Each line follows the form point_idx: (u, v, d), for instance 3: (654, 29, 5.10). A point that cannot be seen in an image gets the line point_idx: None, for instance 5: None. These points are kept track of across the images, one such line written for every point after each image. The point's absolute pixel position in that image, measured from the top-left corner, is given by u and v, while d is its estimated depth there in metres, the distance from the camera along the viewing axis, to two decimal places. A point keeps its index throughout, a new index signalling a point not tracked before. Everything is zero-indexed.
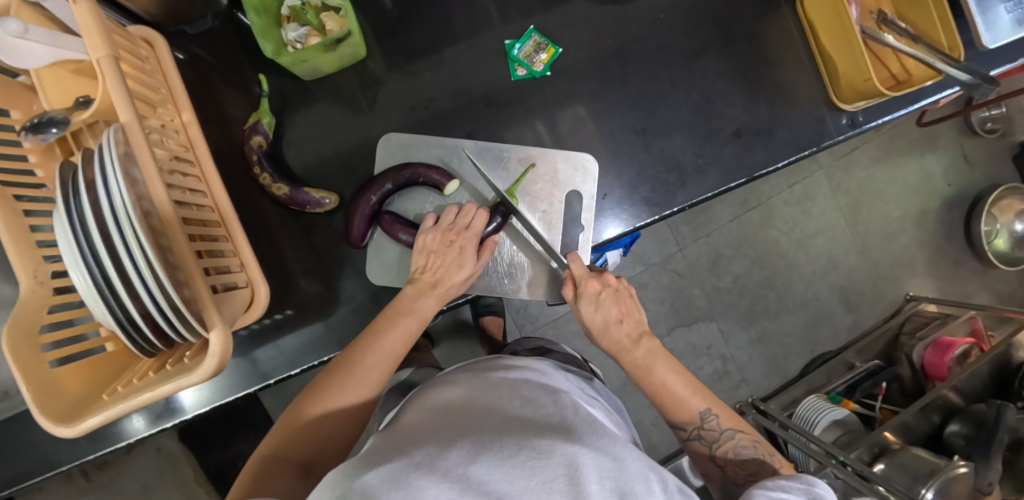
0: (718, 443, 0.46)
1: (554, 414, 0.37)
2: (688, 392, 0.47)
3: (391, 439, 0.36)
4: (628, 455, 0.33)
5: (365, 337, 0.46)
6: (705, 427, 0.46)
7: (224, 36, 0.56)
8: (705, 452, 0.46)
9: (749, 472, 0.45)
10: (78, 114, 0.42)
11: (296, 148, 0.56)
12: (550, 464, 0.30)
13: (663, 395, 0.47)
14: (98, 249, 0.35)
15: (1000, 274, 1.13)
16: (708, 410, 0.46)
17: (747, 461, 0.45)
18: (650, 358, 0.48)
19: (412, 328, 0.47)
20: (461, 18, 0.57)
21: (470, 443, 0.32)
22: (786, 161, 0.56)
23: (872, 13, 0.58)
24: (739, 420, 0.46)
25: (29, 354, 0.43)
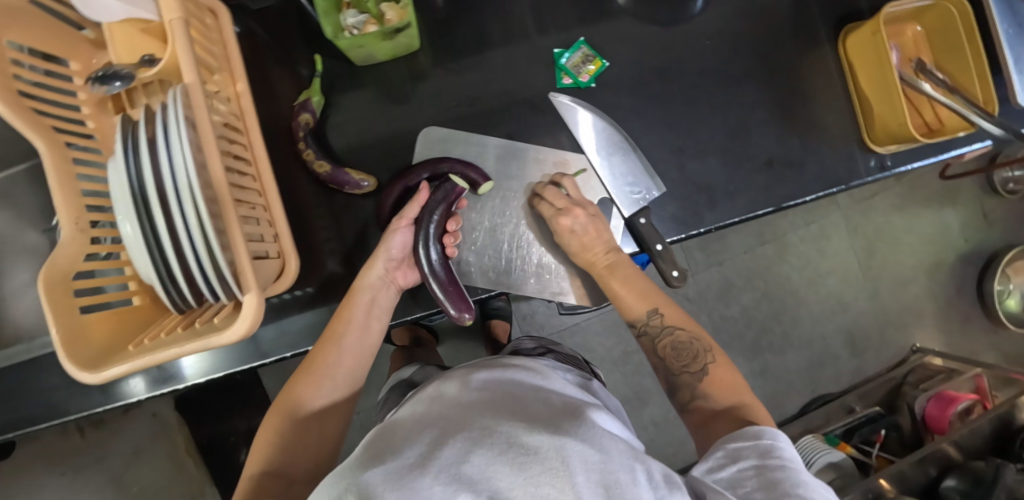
0: (659, 338, 0.50)
1: (545, 410, 0.38)
2: (643, 290, 0.51)
3: (388, 436, 0.37)
4: (616, 446, 0.34)
5: (325, 337, 0.51)
6: (650, 324, 0.50)
7: (283, 15, 0.58)
8: (648, 346, 0.50)
9: (684, 362, 0.48)
10: (144, 71, 0.44)
11: (339, 129, 0.57)
12: (540, 459, 0.30)
13: (617, 300, 0.52)
14: (153, 201, 0.37)
15: (1009, 335, 1.13)
16: (654, 310, 0.51)
17: (683, 353, 0.48)
18: (613, 265, 0.52)
19: (363, 308, 0.52)
20: (513, 22, 0.59)
21: (460, 439, 0.33)
22: (814, 196, 0.57)
23: (911, 61, 0.59)
24: (681, 318, 0.50)
25: (62, 297, 0.44)
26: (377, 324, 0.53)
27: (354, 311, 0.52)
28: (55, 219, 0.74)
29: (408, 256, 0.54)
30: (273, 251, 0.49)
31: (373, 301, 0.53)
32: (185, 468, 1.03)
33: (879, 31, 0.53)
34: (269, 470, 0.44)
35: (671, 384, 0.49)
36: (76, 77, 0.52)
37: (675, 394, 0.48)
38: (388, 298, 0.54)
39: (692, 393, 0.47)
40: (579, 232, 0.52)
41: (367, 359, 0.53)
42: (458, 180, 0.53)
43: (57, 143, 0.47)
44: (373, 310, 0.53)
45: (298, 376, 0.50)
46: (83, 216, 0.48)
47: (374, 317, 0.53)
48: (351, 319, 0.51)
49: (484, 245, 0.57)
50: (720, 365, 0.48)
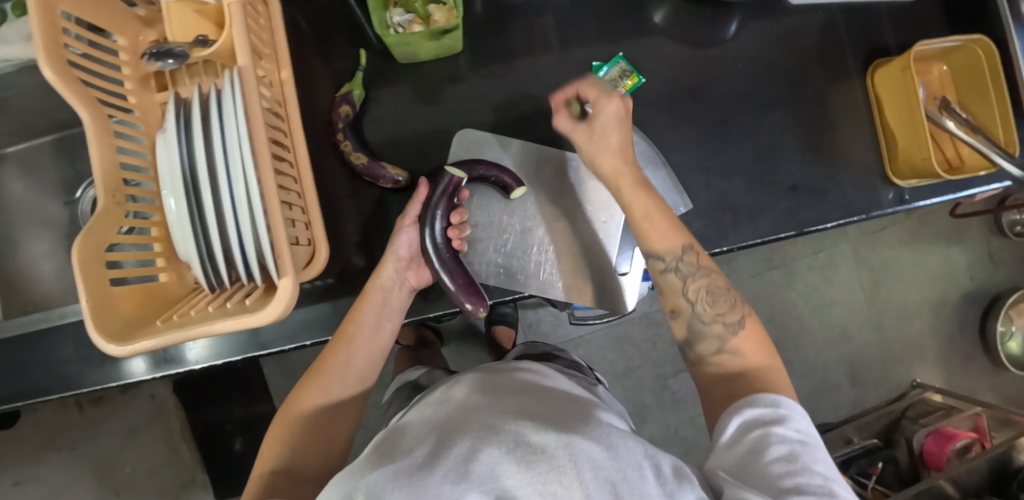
0: (692, 278, 0.48)
1: (551, 410, 0.38)
2: (674, 225, 0.49)
3: (395, 441, 0.37)
4: (624, 443, 0.35)
5: (337, 339, 0.52)
6: (683, 261, 0.48)
7: (329, 8, 0.59)
8: (677, 285, 0.48)
9: (717, 310, 0.47)
10: (198, 51, 0.45)
11: (376, 124, 0.58)
12: (548, 460, 0.31)
13: (646, 223, 0.49)
14: (202, 181, 0.37)
15: (1008, 376, 1.14)
16: (689, 246, 0.49)
17: (716, 300, 0.48)
18: (647, 186, 0.50)
19: (375, 309, 0.52)
20: (553, 32, 0.60)
21: (467, 439, 0.33)
22: (835, 223, 0.58)
23: (936, 99, 0.61)
24: (712, 262, 0.49)
25: (95, 268, 0.44)
26: (389, 325, 0.53)
27: (365, 311, 0.52)
28: (77, 192, 0.74)
29: (416, 255, 0.55)
30: (305, 238, 0.50)
31: (385, 302, 0.53)
32: (179, 452, 1.03)
33: (909, 68, 0.54)
34: (279, 469, 0.45)
35: (696, 330, 0.47)
36: (123, 52, 0.52)
37: (698, 342, 0.47)
38: (400, 298, 0.54)
39: (720, 345, 0.46)
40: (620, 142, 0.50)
41: (378, 359, 0.53)
42: (453, 171, 0.52)
43: (100, 115, 0.47)
44: (385, 310, 0.53)
45: (308, 377, 0.50)
46: (119, 190, 0.48)
47: (386, 319, 0.53)
48: (363, 320, 0.52)
49: (513, 248, 0.57)
50: (749, 326, 0.47)
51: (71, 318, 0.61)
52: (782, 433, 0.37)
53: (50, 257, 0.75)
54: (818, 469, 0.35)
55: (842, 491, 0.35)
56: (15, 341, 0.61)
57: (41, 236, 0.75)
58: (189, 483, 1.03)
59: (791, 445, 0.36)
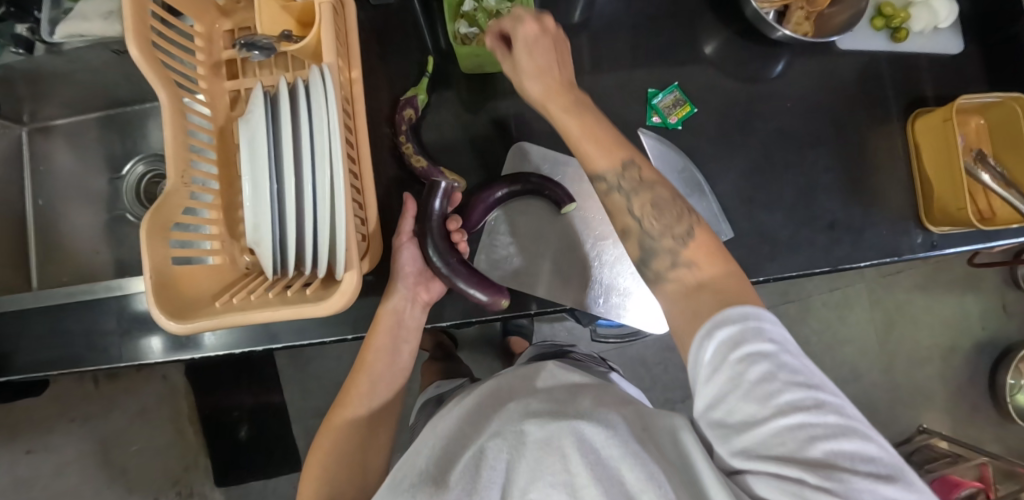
0: (636, 193, 0.45)
1: (563, 400, 0.40)
2: (613, 138, 0.46)
3: (416, 450, 0.40)
4: (624, 416, 0.37)
5: (358, 367, 0.55)
6: (624, 178, 0.45)
7: (399, 14, 0.61)
8: (621, 203, 0.45)
9: (664, 223, 0.43)
10: (284, 46, 0.47)
11: (434, 130, 0.61)
12: (551, 452, 0.34)
13: (583, 138, 0.46)
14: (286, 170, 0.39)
15: (1015, 430, 1.14)
16: (631, 159, 0.46)
17: (663, 213, 0.44)
18: (580, 100, 0.47)
19: (389, 330, 0.54)
20: (611, 57, 0.63)
21: (476, 450, 0.36)
22: (869, 263, 0.60)
23: (972, 150, 0.63)
24: (658, 173, 0.46)
25: (159, 245, 0.46)
26: (408, 346, 0.56)
27: (379, 335, 0.54)
28: (126, 168, 0.76)
29: (424, 270, 0.55)
30: (360, 233, 0.51)
31: (399, 324, 0.55)
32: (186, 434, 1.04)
33: (950, 120, 0.56)
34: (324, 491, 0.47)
35: (648, 249, 0.44)
36: (198, 39, 0.54)
37: (651, 261, 0.43)
38: (416, 317, 0.56)
39: (673, 260, 0.42)
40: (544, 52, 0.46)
41: (397, 379, 0.57)
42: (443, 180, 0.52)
43: (177, 97, 0.49)
44: (400, 330, 0.55)
45: (338, 408, 0.54)
46: (187, 172, 0.50)
47: (403, 341, 0.56)
48: (379, 344, 0.54)
49: (559, 261, 0.59)
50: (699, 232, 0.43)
51: (113, 293, 0.62)
52: (756, 358, 0.33)
53: (91, 230, 0.76)
54: (796, 383, 0.32)
55: (831, 396, 0.32)
56: (57, 310, 0.62)
57: (84, 209, 0.77)
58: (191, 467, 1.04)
59: (773, 365, 0.33)
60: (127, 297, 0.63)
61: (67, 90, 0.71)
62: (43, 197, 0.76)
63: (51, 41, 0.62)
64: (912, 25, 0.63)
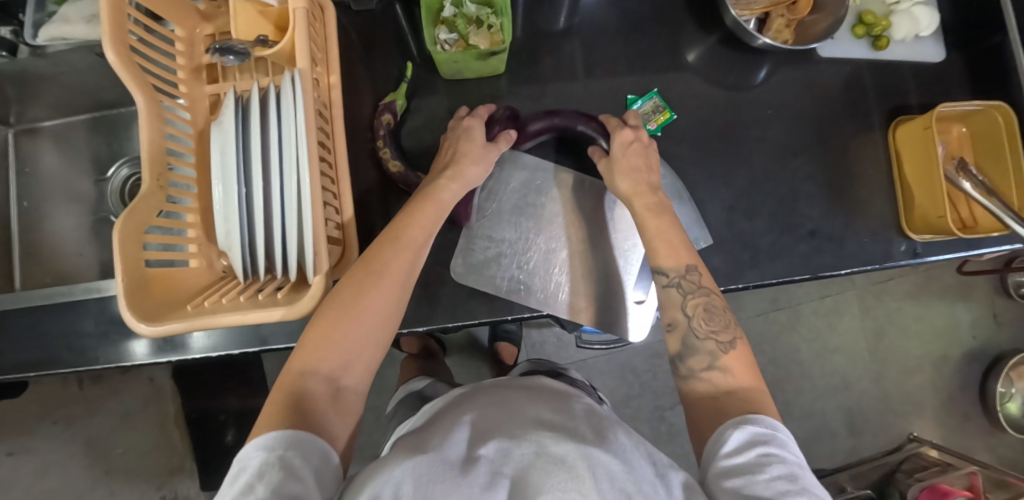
0: (693, 294, 0.49)
1: (570, 420, 0.39)
2: (684, 244, 0.51)
3: (421, 438, 0.38)
4: (635, 457, 0.36)
5: (369, 253, 0.47)
6: (685, 279, 0.49)
7: (381, 20, 0.62)
8: (678, 300, 0.49)
9: (712, 328, 0.47)
10: (258, 50, 0.47)
11: (414, 136, 0.61)
12: (567, 468, 0.32)
13: (659, 239, 0.51)
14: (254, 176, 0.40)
15: (1006, 439, 1.14)
16: (694, 266, 0.50)
17: (713, 317, 0.47)
18: (657, 208, 0.53)
19: (422, 226, 0.49)
20: (592, 63, 0.63)
21: (491, 453, 0.34)
22: (850, 271, 0.59)
23: (954, 159, 0.63)
24: (714, 284, 0.50)
25: (132, 246, 0.46)
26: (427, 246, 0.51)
27: (413, 226, 0.49)
28: (110, 171, 0.76)
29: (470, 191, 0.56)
30: (336, 238, 0.51)
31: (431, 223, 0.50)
32: (170, 438, 1.02)
33: (930, 127, 0.56)
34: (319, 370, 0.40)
35: (689, 345, 0.47)
36: (179, 43, 0.54)
37: (688, 357, 0.47)
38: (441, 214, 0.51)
39: (710, 362, 0.46)
40: (634, 149, 0.55)
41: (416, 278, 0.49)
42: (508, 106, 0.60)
43: (154, 100, 0.49)
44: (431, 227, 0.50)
45: (332, 298, 0.43)
46: (163, 174, 0.50)
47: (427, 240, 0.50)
48: (414, 231, 0.49)
49: (535, 266, 0.58)
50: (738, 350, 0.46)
51: (93, 295, 0.62)
52: (772, 461, 0.36)
53: (75, 232, 0.76)
54: (813, 493, 0.35)
55: None
56: (37, 311, 0.62)
57: (68, 211, 0.77)
58: (177, 470, 1.03)
59: (788, 470, 0.36)
60: (107, 298, 0.62)
61: (52, 92, 0.71)
62: (28, 198, 0.76)
63: (35, 44, 0.63)
64: (893, 33, 0.63)
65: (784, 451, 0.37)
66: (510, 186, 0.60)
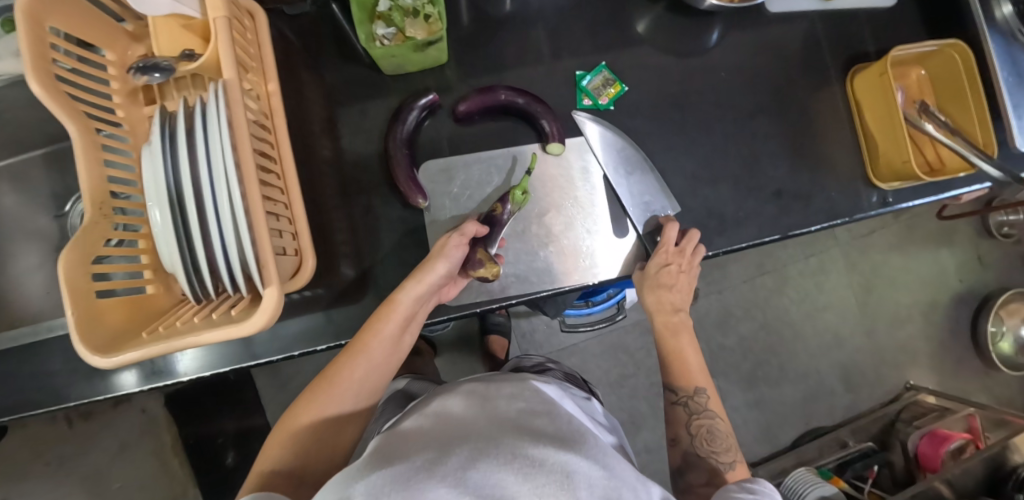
0: (698, 415, 0.56)
1: (547, 424, 0.39)
2: (694, 369, 0.58)
3: (394, 443, 0.37)
4: (617, 463, 0.37)
5: (353, 346, 0.49)
6: (693, 400, 0.57)
7: (317, 22, 0.61)
8: (684, 417, 0.57)
9: (714, 448, 0.55)
10: (184, 65, 0.46)
11: (364, 136, 0.60)
12: (545, 471, 0.32)
13: (676, 361, 0.59)
14: (187, 205, 0.39)
15: (1000, 378, 1.15)
16: (702, 389, 0.57)
17: (716, 439, 0.55)
18: (678, 327, 0.60)
19: (398, 323, 0.50)
20: (538, 44, 0.62)
21: (466, 448, 0.33)
22: (820, 227, 0.59)
23: (915, 102, 0.61)
24: (721, 408, 0.57)
25: (81, 279, 0.44)
26: (408, 337, 0.52)
27: (376, 331, 0.49)
28: (67, 205, 0.74)
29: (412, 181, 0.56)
30: (291, 248, 0.50)
31: (409, 318, 0.51)
32: (170, 466, 0.99)
33: (886, 73, 0.55)
34: (281, 470, 0.46)
35: (690, 460, 0.56)
36: (111, 68, 0.52)
37: (688, 471, 0.56)
38: (425, 311, 0.53)
39: (708, 478, 0.54)
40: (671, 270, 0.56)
41: (390, 369, 0.52)
42: (432, 91, 0.58)
43: (88, 127, 0.47)
44: (408, 323, 0.51)
45: (319, 385, 0.49)
46: (107, 202, 0.48)
47: (406, 331, 0.52)
48: (378, 331, 0.49)
49: (515, 254, 0.57)
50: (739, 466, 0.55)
51: (58, 332, 0.61)
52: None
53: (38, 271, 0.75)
54: None
55: None
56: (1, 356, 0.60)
57: (30, 250, 0.75)
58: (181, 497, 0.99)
59: None
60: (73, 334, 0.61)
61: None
62: None
63: None
64: None
65: None
66: (453, 193, 0.59)
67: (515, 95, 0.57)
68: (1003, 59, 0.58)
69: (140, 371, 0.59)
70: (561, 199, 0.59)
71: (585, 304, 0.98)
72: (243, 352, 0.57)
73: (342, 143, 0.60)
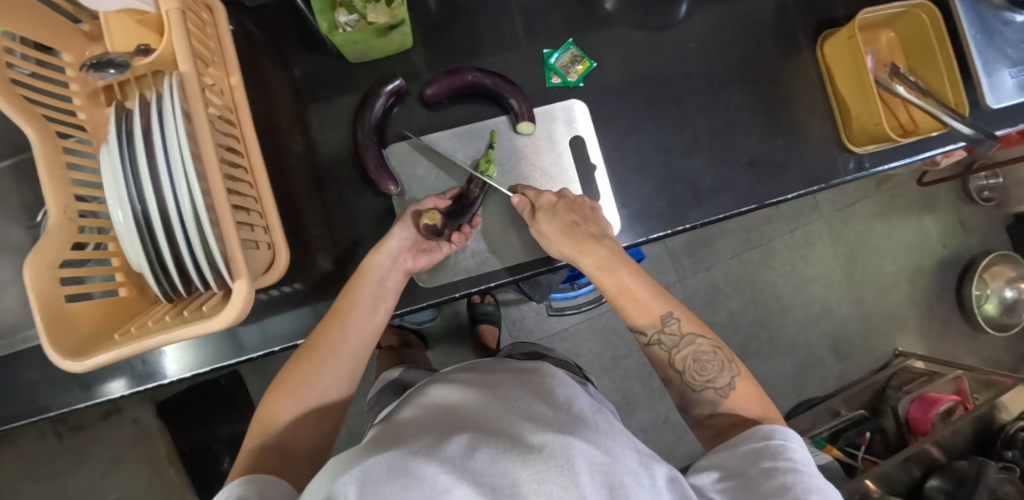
0: (678, 347, 0.50)
1: (550, 409, 0.38)
2: (649, 295, 0.51)
3: (389, 433, 0.36)
4: (622, 450, 0.34)
5: (331, 314, 0.50)
6: (665, 332, 0.50)
7: (279, 14, 0.60)
8: (665, 356, 0.51)
9: (707, 377, 0.49)
10: (139, 61, 0.46)
11: (334, 127, 0.60)
12: (544, 458, 0.30)
13: (628, 299, 0.51)
14: (150, 204, 0.38)
15: (987, 340, 1.17)
16: (670, 314, 0.50)
17: (705, 364, 0.49)
18: (613, 260, 0.51)
19: (372, 289, 0.51)
20: (505, 22, 0.61)
21: (465, 437, 0.33)
22: (796, 195, 0.59)
23: (886, 66, 0.61)
24: (699, 326, 0.50)
25: (48, 285, 0.42)
26: (385, 308, 0.52)
27: (348, 296, 0.50)
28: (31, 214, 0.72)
29: (384, 168, 0.56)
30: (264, 242, 0.50)
31: (381, 288, 0.52)
32: (165, 474, 0.99)
33: (854, 36, 0.55)
34: (268, 446, 0.45)
35: (690, 397, 0.50)
36: (69, 68, 0.49)
37: (693, 407, 0.50)
38: (398, 281, 0.53)
39: (714, 408, 0.49)
40: (561, 209, 0.51)
41: (371, 340, 0.52)
42: (398, 77, 0.57)
43: (48, 131, 0.44)
44: (381, 292, 0.52)
45: (298, 355, 0.49)
46: (73, 206, 0.45)
47: (382, 299, 0.52)
48: (357, 297, 0.50)
49: (486, 231, 0.58)
50: (742, 377, 0.49)
51: (34, 343, 0.60)
52: (788, 449, 0.41)
53: None
54: (794, 464, 0.39)
55: (796, 460, 0.40)
56: None
57: None
58: None
59: (779, 461, 0.40)
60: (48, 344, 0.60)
61: None
62: None
63: None
64: None
65: (780, 454, 0.40)
66: (421, 175, 0.59)
67: (483, 76, 0.57)
68: (969, 17, 0.58)
69: (127, 376, 0.58)
70: (528, 173, 0.59)
71: (572, 288, 0.98)
72: (232, 350, 0.57)
73: (313, 135, 0.60)
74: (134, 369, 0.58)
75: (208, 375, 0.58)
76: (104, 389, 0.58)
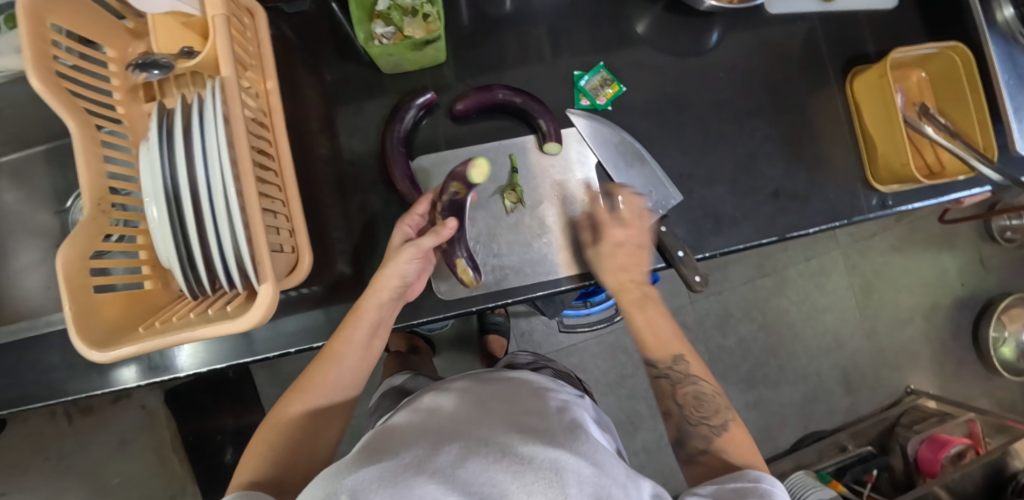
0: (682, 384, 0.50)
1: (542, 420, 0.38)
2: (672, 333, 0.52)
3: (385, 437, 0.37)
4: (610, 463, 0.35)
5: (323, 353, 0.50)
6: (673, 368, 0.51)
7: (317, 20, 0.61)
8: (668, 390, 0.51)
9: (704, 414, 0.49)
10: (182, 62, 0.47)
11: (362, 135, 0.61)
12: (534, 468, 0.31)
13: (647, 334, 0.52)
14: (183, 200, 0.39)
15: (1002, 383, 1.15)
16: (682, 353, 0.51)
17: (703, 404, 0.49)
18: (646, 299, 0.52)
19: (367, 328, 0.51)
20: (537, 41, 0.62)
21: (458, 445, 0.33)
22: (817, 229, 0.59)
23: (915, 105, 0.61)
24: (704, 369, 0.51)
25: (79, 275, 0.43)
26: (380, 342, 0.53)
27: (341, 337, 0.50)
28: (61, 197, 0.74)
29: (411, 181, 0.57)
30: (289, 245, 0.51)
31: (374, 329, 0.51)
32: (168, 462, 1.00)
33: (884, 74, 0.55)
34: (258, 479, 0.44)
35: (684, 431, 0.49)
36: (113, 64, 0.50)
37: (686, 441, 0.49)
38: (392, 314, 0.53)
39: (706, 444, 0.48)
40: (626, 248, 0.52)
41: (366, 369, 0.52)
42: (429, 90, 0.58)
43: (89, 124, 0.45)
44: (378, 328, 0.52)
45: (291, 393, 0.49)
46: (106, 199, 0.46)
47: (377, 335, 0.52)
48: (352, 337, 0.50)
49: (507, 247, 0.58)
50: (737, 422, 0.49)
51: (56, 326, 0.61)
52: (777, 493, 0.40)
53: None
54: None
55: None
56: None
57: None
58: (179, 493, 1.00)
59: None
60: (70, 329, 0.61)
61: None
62: None
63: None
64: None
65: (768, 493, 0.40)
66: None
67: (513, 95, 0.58)
68: (1002, 62, 0.58)
69: (141, 366, 0.59)
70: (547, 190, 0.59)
71: (584, 304, 0.98)
72: (248, 348, 0.57)
73: (341, 141, 0.61)
74: (149, 359, 0.59)
75: (222, 371, 0.59)
76: (118, 378, 0.59)
